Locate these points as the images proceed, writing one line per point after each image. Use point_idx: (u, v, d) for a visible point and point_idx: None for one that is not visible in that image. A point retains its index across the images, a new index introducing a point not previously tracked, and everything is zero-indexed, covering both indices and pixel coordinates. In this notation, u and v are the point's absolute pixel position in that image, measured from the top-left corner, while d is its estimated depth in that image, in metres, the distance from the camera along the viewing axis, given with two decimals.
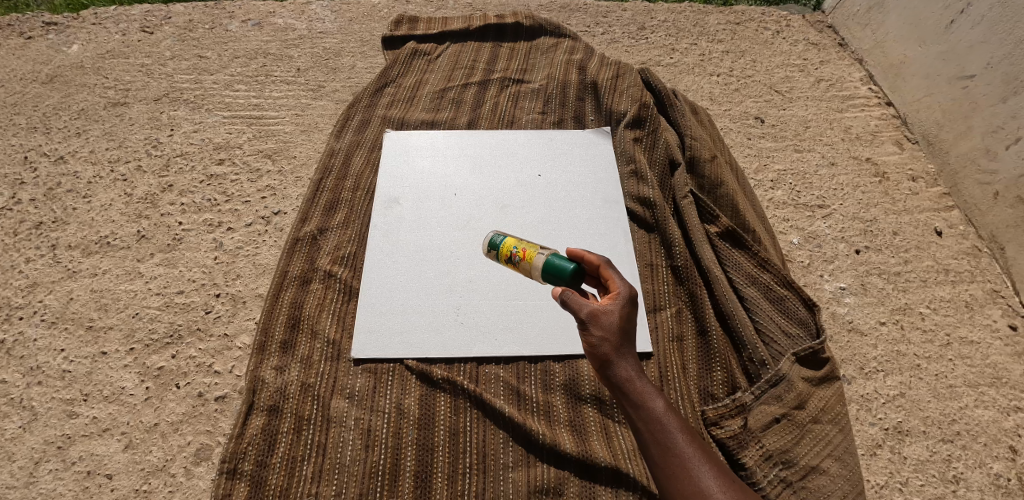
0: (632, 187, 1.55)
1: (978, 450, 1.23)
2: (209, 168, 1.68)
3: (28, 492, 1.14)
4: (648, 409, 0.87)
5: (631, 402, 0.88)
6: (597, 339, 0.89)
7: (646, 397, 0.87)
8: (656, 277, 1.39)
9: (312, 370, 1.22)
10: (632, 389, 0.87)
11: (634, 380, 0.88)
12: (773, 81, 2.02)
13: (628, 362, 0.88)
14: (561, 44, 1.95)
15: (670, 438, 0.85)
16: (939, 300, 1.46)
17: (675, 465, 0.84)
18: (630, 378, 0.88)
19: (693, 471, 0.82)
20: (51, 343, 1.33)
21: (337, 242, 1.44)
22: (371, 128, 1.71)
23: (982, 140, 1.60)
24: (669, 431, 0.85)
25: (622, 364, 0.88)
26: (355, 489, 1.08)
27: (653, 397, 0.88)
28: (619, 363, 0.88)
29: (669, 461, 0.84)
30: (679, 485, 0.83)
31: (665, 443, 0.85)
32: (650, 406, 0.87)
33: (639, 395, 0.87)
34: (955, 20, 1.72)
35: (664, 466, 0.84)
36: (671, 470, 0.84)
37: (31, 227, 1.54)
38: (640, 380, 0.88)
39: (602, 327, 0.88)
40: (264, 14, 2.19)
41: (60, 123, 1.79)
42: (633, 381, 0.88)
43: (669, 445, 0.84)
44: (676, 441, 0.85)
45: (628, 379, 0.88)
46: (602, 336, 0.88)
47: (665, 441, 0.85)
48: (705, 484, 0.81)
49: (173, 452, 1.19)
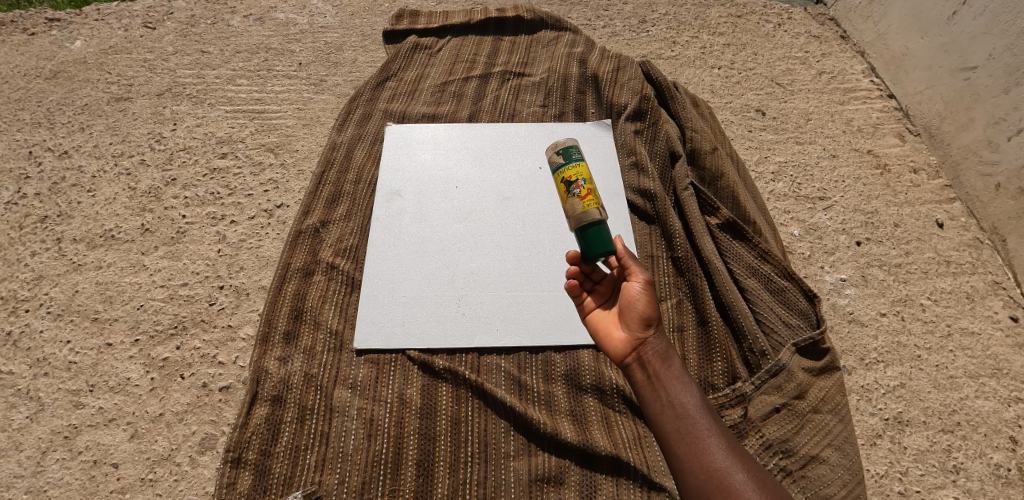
0: (632, 180, 1.55)
1: (978, 440, 1.23)
2: (212, 161, 1.69)
3: (35, 482, 1.16)
4: (678, 383, 0.90)
5: (662, 373, 0.91)
6: (645, 301, 0.94)
7: (677, 373, 0.92)
8: (656, 269, 1.40)
9: (314, 360, 1.23)
10: (665, 360, 0.92)
11: (667, 351, 0.93)
12: (774, 74, 2.01)
13: (663, 337, 0.94)
14: (561, 37, 1.95)
15: (694, 414, 0.88)
16: (939, 291, 1.46)
17: (698, 440, 0.85)
18: (666, 351, 0.93)
19: (714, 449, 0.84)
20: (57, 335, 1.35)
21: (339, 235, 1.45)
22: (373, 121, 1.71)
23: (985, 132, 1.61)
24: (696, 408, 0.89)
25: (659, 335, 0.94)
26: (358, 478, 1.09)
27: (682, 375, 0.92)
28: (659, 332, 0.94)
29: (692, 437, 0.86)
30: (700, 463, 0.84)
31: (691, 418, 0.87)
32: (680, 379, 0.91)
33: (671, 367, 0.92)
34: (958, 11, 1.73)
35: (690, 444, 0.85)
36: (695, 446, 0.85)
37: (36, 221, 1.56)
38: (673, 355, 0.93)
39: (651, 293, 0.95)
40: (265, 9, 2.19)
41: (64, 118, 1.80)
42: (667, 355, 0.93)
43: (697, 421, 0.87)
44: (702, 417, 0.88)
45: (665, 352, 0.93)
46: (648, 301, 0.94)
47: (691, 417, 0.87)
48: (727, 463, 0.83)
49: (178, 441, 1.21)
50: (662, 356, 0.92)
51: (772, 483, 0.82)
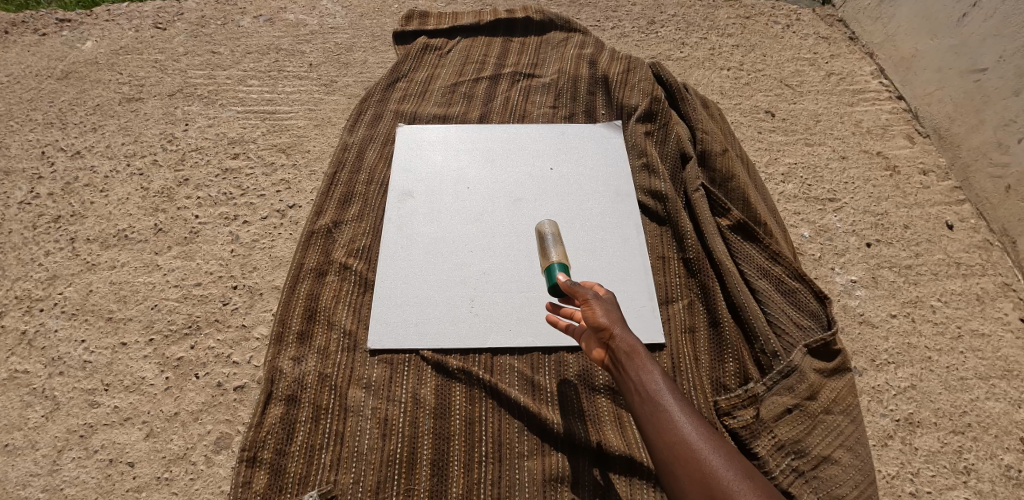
0: (643, 181, 1.56)
1: (989, 441, 1.23)
2: (224, 161, 1.70)
3: (51, 481, 1.16)
4: (641, 369, 0.89)
5: (627, 364, 0.90)
6: (601, 313, 0.93)
7: (643, 362, 0.89)
8: (667, 270, 1.41)
9: (328, 361, 1.24)
10: (628, 353, 0.90)
11: (631, 345, 0.91)
12: (783, 75, 2.02)
13: (627, 331, 0.93)
14: (571, 38, 1.96)
15: (662, 398, 0.85)
16: (950, 293, 1.47)
17: (665, 424, 0.82)
18: (630, 342, 0.91)
19: (683, 431, 0.81)
20: (72, 334, 1.36)
21: (352, 235, 1.46)
22: (384, 122, 1.72)
23: (994, 133, 1.61)
24: (662, 392, 0.86)
25: (621, 332, 0.93)
26: (373, 477, 1.10)
27: (649, 362, 0.89)
28: (620, 329, 0.93)
29: (659, 421, 0.83)
30: (667, 445, 0.80)
31: (658, 402, 0.85)
32: (645, 366, 0.89)
33: (635, 358, 0.90)
34: (968, 12, 1.74)
35: (657, 427, 0.83)
36: (663, 429, 0.82)
37: (49, 220, 1.57)
38: (638, 347, 0.91)
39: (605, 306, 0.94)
40: (275, 10, 2.20)
41: (76, 119, 1.81)
42: (631, 347, 0.91)
43: (662, 404, 0.85)
44: (669, 402, 0.85)
45: (627, 345, 0.91)
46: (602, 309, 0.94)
47: (658, 401, 0.85)
48: (696, 444, 0.79)
49: (193, 440, 1.21)
50: (625, 350, 0.91)
51: (746, 467, 0.77)
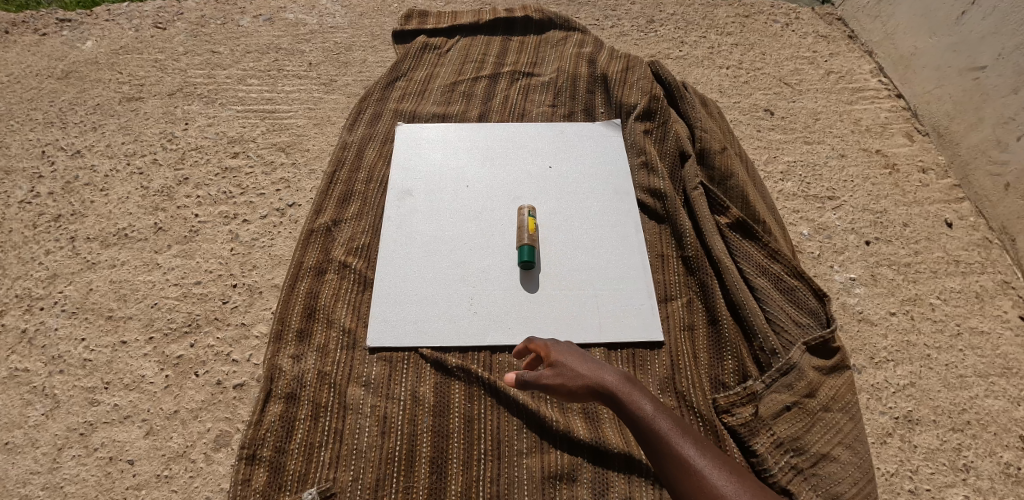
0: (642, 179, 1.56)
1: (988, 439, 1.23)
2: (224, 160, 1.70)
3: (51, 478, 1.16)
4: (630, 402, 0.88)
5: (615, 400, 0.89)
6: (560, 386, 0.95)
7: (629, 395, 0.89)
8: (666, 268, 1.41)
9: (327, 359, 1.24)
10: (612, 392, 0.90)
11: (613, 382, 0.91)
12: (782, 73, 2.02)
13: (604, 374, 0.93)
14: (571, 37, 1.96)
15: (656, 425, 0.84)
16: (949, 291, 1.47)
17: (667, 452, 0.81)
18: (610, 382, 0.91)
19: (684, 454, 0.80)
20: (72, 332, 1.36)
21: (351, 234, 1.46)
22: (383, 121, 1.72)
23: (993, 131, 1.62)
24: (656, 419, 0.85)
25: (596, 377, 0.93)
26: (373, 474, 1.10)
27: (635, 394, 0.89)
28: (594, 377, 0.93)
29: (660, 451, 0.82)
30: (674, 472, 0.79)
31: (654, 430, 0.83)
32: (633, 397, 0.88)
33: (622, 390, 0.90)
34: (967, 11, 1.75)
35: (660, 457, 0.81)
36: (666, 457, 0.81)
37: (50, 219, 1.57)
38: (619, 384, 0.91)
39: (559, 376, 0.95)
40: (275, 9, 2.20)
41: (76, 118, 1.82)
42: (614, 385, 0.91)
43: (660, 433, 0.83)
44: (666, 428, 0.83)
45: (609, 385, 0.91)
46: (563, 379, 0.95)
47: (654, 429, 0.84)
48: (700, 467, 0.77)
49: (192, 438, 1.22)
50: (608, 389, 0.91)
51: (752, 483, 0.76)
